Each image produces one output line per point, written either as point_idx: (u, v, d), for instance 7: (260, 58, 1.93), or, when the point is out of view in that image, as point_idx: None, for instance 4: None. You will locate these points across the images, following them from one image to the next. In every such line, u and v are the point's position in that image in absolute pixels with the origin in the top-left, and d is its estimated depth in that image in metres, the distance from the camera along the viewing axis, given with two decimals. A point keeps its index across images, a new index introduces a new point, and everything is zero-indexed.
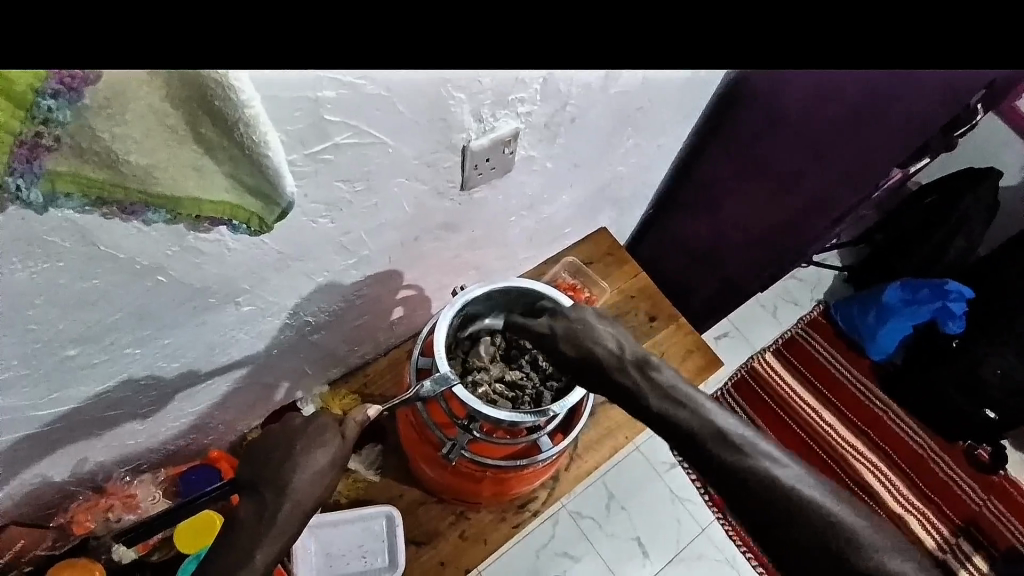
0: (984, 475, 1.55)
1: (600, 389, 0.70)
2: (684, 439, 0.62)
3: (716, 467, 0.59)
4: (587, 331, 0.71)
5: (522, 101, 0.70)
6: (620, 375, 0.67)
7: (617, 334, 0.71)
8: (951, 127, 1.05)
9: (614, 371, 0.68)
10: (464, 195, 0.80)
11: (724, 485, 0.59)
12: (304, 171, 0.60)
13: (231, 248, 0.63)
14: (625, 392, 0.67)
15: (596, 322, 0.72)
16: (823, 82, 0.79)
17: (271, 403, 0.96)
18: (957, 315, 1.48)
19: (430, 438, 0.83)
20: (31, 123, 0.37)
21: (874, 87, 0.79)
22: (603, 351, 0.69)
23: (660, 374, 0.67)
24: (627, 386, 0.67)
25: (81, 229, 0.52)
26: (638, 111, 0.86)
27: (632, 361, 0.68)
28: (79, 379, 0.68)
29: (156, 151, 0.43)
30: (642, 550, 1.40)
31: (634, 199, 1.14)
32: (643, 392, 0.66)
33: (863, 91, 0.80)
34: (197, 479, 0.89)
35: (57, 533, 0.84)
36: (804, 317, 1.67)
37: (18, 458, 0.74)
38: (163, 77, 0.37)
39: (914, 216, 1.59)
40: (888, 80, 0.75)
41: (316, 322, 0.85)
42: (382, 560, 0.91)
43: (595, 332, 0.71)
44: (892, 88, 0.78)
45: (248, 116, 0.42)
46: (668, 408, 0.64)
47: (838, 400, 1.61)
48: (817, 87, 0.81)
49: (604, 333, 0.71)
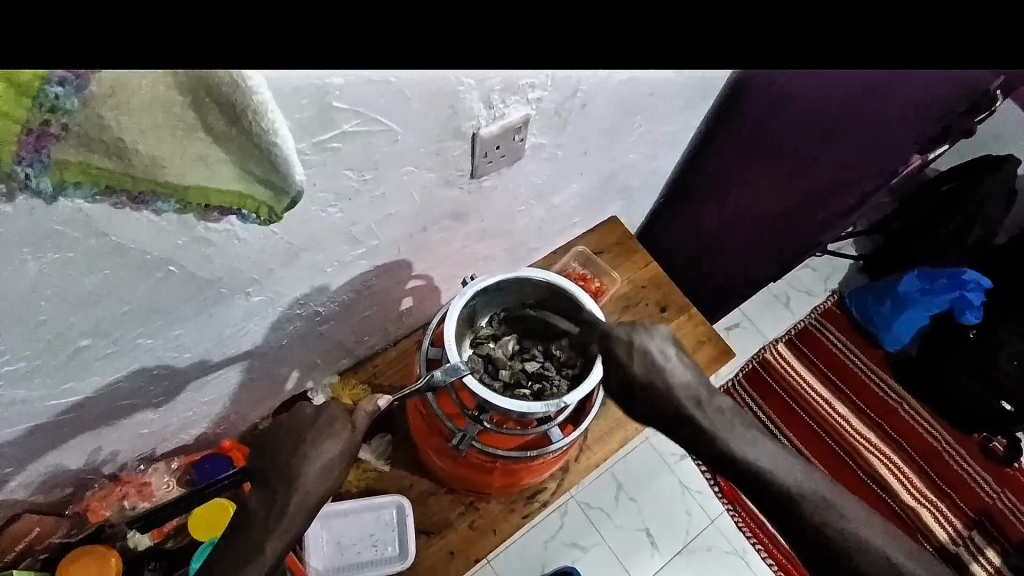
0: (999, 467, 1.54)
1: (655, 417, 0.70)
2: (752, 478, 0.67)
3: (782, 506, 0.66)
4: (661, 356, 0.69)
5: (532, 87, 0.69)
6: (693, 415, 0.68)
7: (686, 364, 0.70)
8: (970, 113, 1.03)
9: (683, 404, 0.68)
10: (473, 183, 0.79)
11: (788, 521, 0.66)
12: (312, 160, 0.59)
13: (241, 239, 0.63)
14: (694, 427, 0.68)
15: (671, 348, 0.70)
16: (829, 76, 0.78)
17: (281, 394, 0.97)
18: (974, 305, 1.46)
19: (439, 428, 0.83)
20: (37, 112, 0.37)
21: (890, 77, 0.77)
22: (675, 382, 0.68)
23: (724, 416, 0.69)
24: (699, 423, 0.67)
25: (91, 220, 0.52)
26: (648, 99, 0.85)
27: (703, 398, 0.69)
28: (91, 370, 0.68)
29: (164, 140, 0.42)
30: (652, 541, 1.40)
31: (645, 188, 1.13)
32: (718, 434, 0.67)
33: (870, 82, 0.79)
34: (210, 469, 0.90)
35: (73, 521, 0.85)
36: (817, 308, 1.66)
37: (32, 448, 0.75)
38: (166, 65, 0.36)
39: (931, 204, 1.56)
40: (890, 75, 0.74)
41: (325, 312, 0.85)
42: (393, 549, 0.91)
43: (667, 359, 0.70)
44: (902, 82, 0.77)
45: (256, 103, 0.42)
46: (743, 455, 0.67)
47: (852, 392, 1.59)
48: (824, 79, 0.79)
49: (674, 364, 0.70)
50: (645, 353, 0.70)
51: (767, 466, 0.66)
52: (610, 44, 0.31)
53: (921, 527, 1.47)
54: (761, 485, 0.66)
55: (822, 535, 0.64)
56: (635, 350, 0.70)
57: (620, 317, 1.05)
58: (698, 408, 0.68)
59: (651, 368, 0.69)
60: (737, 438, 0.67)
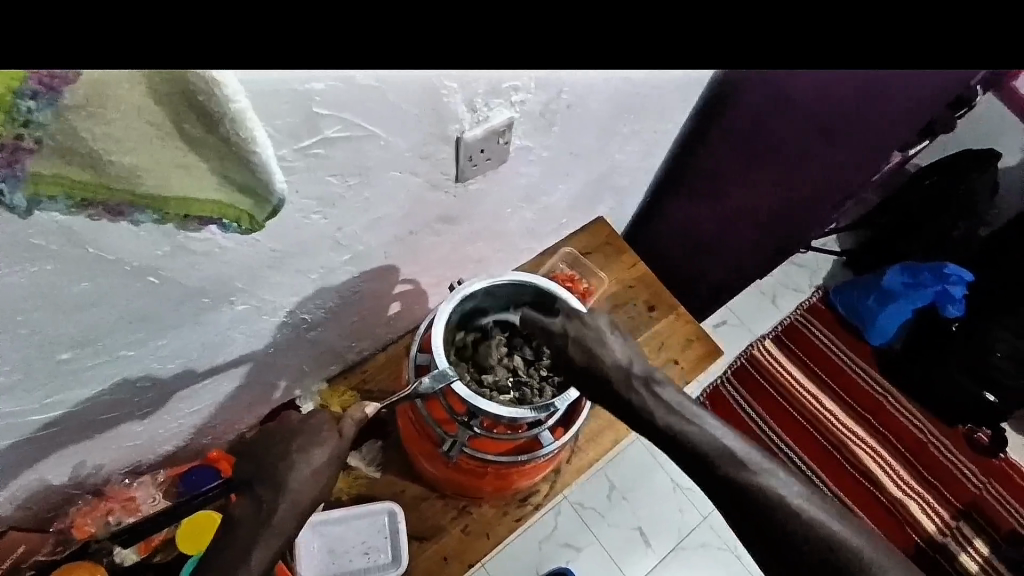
0: (985, 457, 1.55)
1: (601, 397, 0.69)
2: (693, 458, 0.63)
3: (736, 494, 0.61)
4: (594, 340, 0.69)
5: (516, 89, 0.68)
6: (623, 396, 0.66)
7: (624, 347, 0.69)
8: (952, 108, 1.04)
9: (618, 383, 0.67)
10: (459, 187, 0.79)
11: (743, 509, 0.60)
12: (294, 165, 0.59)
13: (224, 246, 0.62)
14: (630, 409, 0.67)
15: (606, 332, 0.70)
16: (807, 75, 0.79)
17: (269, 402, 0.96)
18: (956, 299, 1.48)
19: (429, 434, 0.83)
20: (12, 126, 0.36)
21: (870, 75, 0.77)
22: (606, 364, 0.67)
23: (665, 393, 0.67)
24: (634, 405, 0.66)
25: (69, 232, 0.51)
26: (632, 99, 0.85)
27: (637, 378, 0.67)
28: (74, 382, 0.67)
29: (141, 151, 0.41)
30: (644, 539, 1.40)
31: (631, 188, 1.13)
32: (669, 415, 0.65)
33: (860, 80, 0.78)
34: (197, 480, 0.88)
35: (57, 538, 0.83)
36: (804, 304, 1.67)
37: (13, 463, 0.73)
38: (140, 77, 0.36)
39: (914, 198, 1.58)
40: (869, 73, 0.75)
41: (313, 320, 0.84)
42: (386, 556, 0.90)
43: (602, 341, 0.69)
44: (880, 78, 0.78)
45: (233, 111, 0.40)
46: (693, 436, 0.64)
47: (839, 387, 1.61)
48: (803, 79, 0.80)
49: (610, 346, 0.69)
50: (578, 338, 0.69)
51: (725, 452, 0.62)
52: (600, 51, 0.31)
53: (909, 519, 1.48)
54: (718, 469, 0.62)
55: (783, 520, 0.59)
56: (568, 335, 0.69)
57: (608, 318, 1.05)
58: (630, 387, 0.67)
59: (584, 352, 0.68)
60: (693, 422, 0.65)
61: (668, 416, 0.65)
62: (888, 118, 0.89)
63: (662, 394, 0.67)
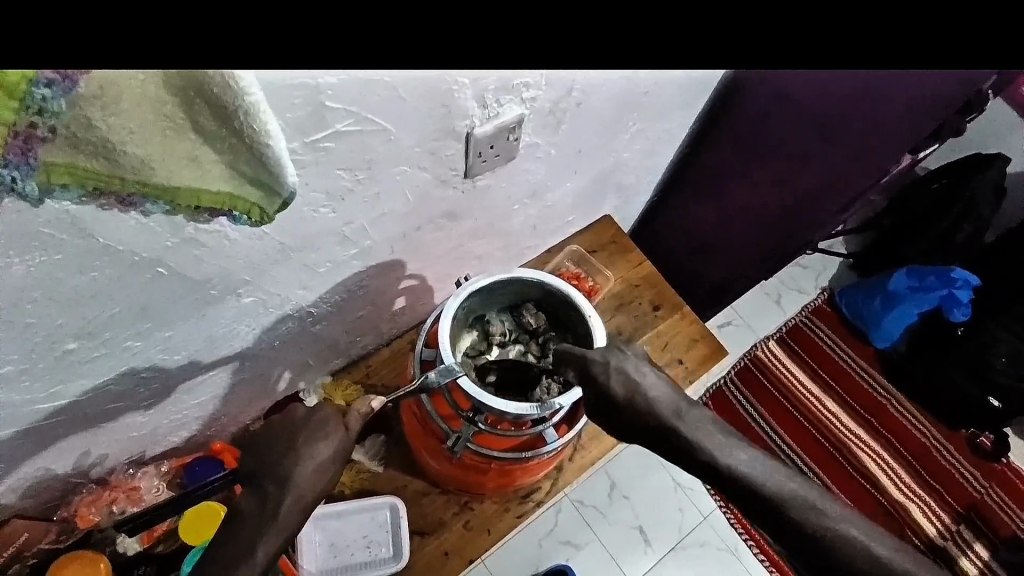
0: (986, 462, 1.55)
1: (625, 432, 0.67)
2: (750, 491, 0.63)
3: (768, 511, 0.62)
4: (637, 373, 0.68)
5: (527, 86, 0.68)
6: (675, 428, 0.65)
7: (664, 381, 0.68)
8: (962, 113, 1.04)
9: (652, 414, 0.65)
10: (467, 183, 0.79)
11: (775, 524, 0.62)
12: (304, 159, 0.59)
13: (232, 239, 0.62)
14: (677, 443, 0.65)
15: (647, 366, 0.69)
16: (822, 77, 0.78)
17: (273, 395, 0.96)
18: (962, 303, 1.48)
19: (433, 429, 0.83)
20: (24, 114, 0.36)
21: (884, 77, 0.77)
22: (655, 397, 0.66)
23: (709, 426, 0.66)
24: (681, 438, 0.64)
25: (78, 222, 0.51)
26: (642, 98, 0.85)
27: (684, 411, 0.66)
28: (79, 372, 0.67)
29: (154, 141, 0.41)
30: (644, 538, 1.40)
31: (638, 187, 1.13)
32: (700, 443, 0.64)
33: (872, 80, 0.78)
34: (201, 471, 0.89)
35: (61, 527, 0.84)
36: (808, 305, 1.67)
37: (17, 452, 0.73)
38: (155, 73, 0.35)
39: (921, 202, 1.57)
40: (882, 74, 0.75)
41: (318, 313, 0.84)
42: (387, 550, 0.91)
43: (643, 374, 0.68)
44: (894, 80, 0.77)
45: (248, 104, 0.40)
46: (721, 458, 0.64)
47: (842, 389, 1.60)
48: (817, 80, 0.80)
49: (651, 379, 0.68)
50: (622, 371, 0.68)
51: (754, 474, 0.63)
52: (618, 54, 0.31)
53: (909, 523, 1.48)
54: (748, 488, 0.63)
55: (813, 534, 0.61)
56: (611, 369, 0.68)
57: (613, 317, 1.04)
58: (679, 420, 0.65)
59: (629, 385, 0.67)
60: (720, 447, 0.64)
61: (717, 449, 0.64)
62: (893, 125, 0.88)
63: (705, 425, 0.66)
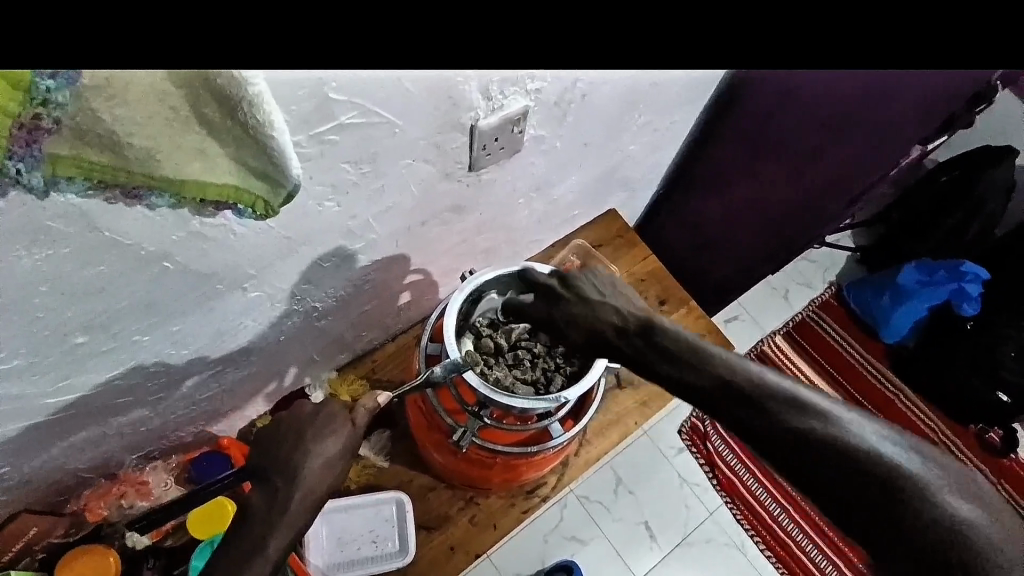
0: (995, 458, 1.54)
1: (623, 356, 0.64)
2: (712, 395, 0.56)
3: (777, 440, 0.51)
4: (592, 290, 0.68)
5: (532, 79, 0.67)
6: (617, 340, 0.64)
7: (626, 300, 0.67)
8: (973, 104, 1.02)
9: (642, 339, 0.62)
10: (472, 176, 0.78)
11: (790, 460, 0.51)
12: (308, 152, 0.58)
13: (238, 233, 0.62)
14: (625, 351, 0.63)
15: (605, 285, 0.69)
16: (831, 76, 0.78)
17: (279, 390, 0.96)
18: (972, 297, 1.47)
19: (439, 424, 0.83)
20: (29, 106, 0.36)
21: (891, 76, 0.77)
22: (603, 311, 0.66)
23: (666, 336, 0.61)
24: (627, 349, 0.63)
25: (85, 214, 0.51)
26: (647, 91, 0.84)
27: (634, 323, 0.64)
28: (88, 366, 0.67)
29: (158, 133, 0.41)
30: (650, 534, 1.40)
31: (644, 180, 1.12)
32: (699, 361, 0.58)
33: (881, 76, 0.77)
34: (209, 466, 0.89)
35: (71, 520, 0.84)
36: (815, 300, 1.66)
37: (27, 447, 0.74)
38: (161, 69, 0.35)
39: (930, 195, 1.56)
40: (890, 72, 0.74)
41: (323, 308, 0.84)
42: (393, 545, 0.90)
43: (599, 291, 0.68)
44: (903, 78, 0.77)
45: (252, 96, 0.40)
46: (688, 374, 0.58)
47: (850, 384, 1.59)
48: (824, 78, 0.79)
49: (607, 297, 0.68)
50: (573, 288, 0.69)
51: (719, 371, 0.56)
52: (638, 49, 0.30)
53: None
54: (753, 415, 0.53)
55: (837, 460, 0.49)
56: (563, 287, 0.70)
57: None
58: (626, 332, 0.64)
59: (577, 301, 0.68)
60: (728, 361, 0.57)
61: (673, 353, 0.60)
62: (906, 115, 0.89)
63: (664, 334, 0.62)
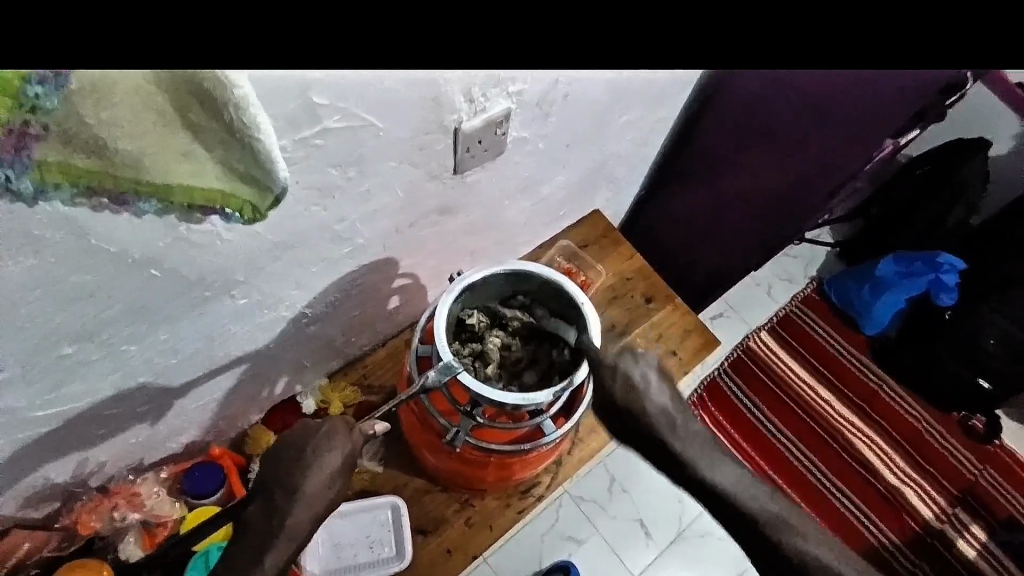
0: (979, 445, 1.57)
1: (634, 438, 0.75)
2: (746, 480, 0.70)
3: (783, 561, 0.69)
4: (641, 381, 0.75)
5: (513, 80, 0.68)
6: (670, 441, 0.72)
7: (664, 393, 0.75)
8: (946, 96, 1.05)
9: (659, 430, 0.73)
10: (457, 178, 0.79)
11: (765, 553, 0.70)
12: (295, 156, 0.59)
13: (225, 238, 0.62)
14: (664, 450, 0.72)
15: (646, 374, 0.76)
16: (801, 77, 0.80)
17: (271, 398, 0.96)
18: (949, 287, 1.51)
19: (432, 425, 0.83)
20: (18, 112, 0.37)
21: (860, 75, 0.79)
22: (652, 405, 0.74)
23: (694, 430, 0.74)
24: (668, 444, 0.72)
25: (73, 221, 0.51)
26: (629, 91, 0.85)
27: (678, 425, 0.73)
28: (77, 376, 0.67)
29: (145, 136, 0.42)
30: (644, 530, 1.41)
31: (626, 179, 1.14)
32: (695, 461, 0.71)
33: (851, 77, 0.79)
34: (200, 477, 0.88)
35: (63, 534, 0.85)
36: (798, 295, 1.68)
37: (16, 461, 0.73)
38: (145, 72, 0.35)
39: (906, 187, 1.59)
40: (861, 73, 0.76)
41: (313, 313, 0.85)
42: (390, 549, 0.91)
43: (646, 383, 0.75)
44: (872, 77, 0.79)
45: (238, 99, 0.41)
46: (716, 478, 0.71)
47: (835, 376, 1.61)
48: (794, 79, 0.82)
49: (651, 388, 0.75)
50: (625, 376, 0.75)
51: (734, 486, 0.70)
52: None
53: (906, 506, 1.49)
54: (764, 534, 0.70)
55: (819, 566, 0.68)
56: (618, 374, 0.75)
57: (607, 309, 1.05)
58: (673, 433, 0.73)
59: (630, 392, 0.74)
60: (713, 467, 0.71)
61: (705, 466, 0.71)
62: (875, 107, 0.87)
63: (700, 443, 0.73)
